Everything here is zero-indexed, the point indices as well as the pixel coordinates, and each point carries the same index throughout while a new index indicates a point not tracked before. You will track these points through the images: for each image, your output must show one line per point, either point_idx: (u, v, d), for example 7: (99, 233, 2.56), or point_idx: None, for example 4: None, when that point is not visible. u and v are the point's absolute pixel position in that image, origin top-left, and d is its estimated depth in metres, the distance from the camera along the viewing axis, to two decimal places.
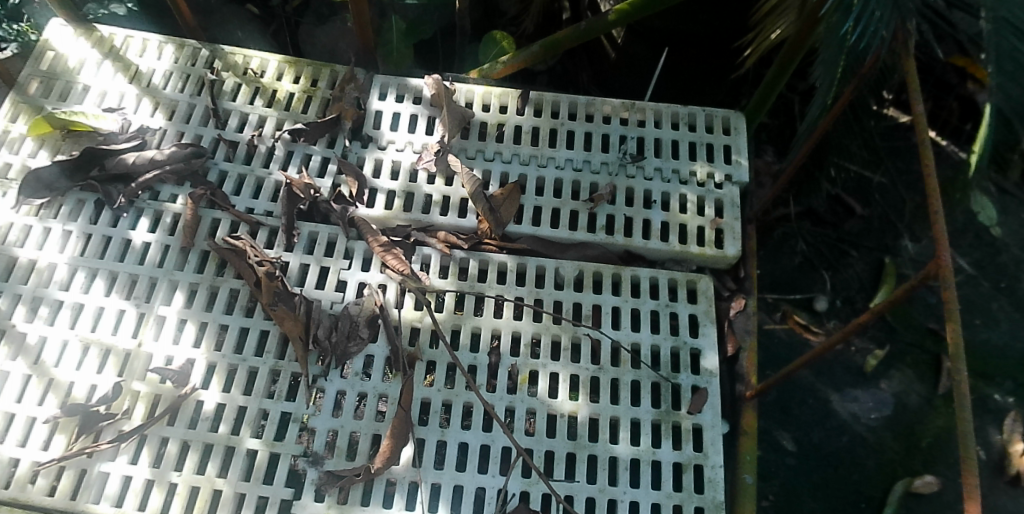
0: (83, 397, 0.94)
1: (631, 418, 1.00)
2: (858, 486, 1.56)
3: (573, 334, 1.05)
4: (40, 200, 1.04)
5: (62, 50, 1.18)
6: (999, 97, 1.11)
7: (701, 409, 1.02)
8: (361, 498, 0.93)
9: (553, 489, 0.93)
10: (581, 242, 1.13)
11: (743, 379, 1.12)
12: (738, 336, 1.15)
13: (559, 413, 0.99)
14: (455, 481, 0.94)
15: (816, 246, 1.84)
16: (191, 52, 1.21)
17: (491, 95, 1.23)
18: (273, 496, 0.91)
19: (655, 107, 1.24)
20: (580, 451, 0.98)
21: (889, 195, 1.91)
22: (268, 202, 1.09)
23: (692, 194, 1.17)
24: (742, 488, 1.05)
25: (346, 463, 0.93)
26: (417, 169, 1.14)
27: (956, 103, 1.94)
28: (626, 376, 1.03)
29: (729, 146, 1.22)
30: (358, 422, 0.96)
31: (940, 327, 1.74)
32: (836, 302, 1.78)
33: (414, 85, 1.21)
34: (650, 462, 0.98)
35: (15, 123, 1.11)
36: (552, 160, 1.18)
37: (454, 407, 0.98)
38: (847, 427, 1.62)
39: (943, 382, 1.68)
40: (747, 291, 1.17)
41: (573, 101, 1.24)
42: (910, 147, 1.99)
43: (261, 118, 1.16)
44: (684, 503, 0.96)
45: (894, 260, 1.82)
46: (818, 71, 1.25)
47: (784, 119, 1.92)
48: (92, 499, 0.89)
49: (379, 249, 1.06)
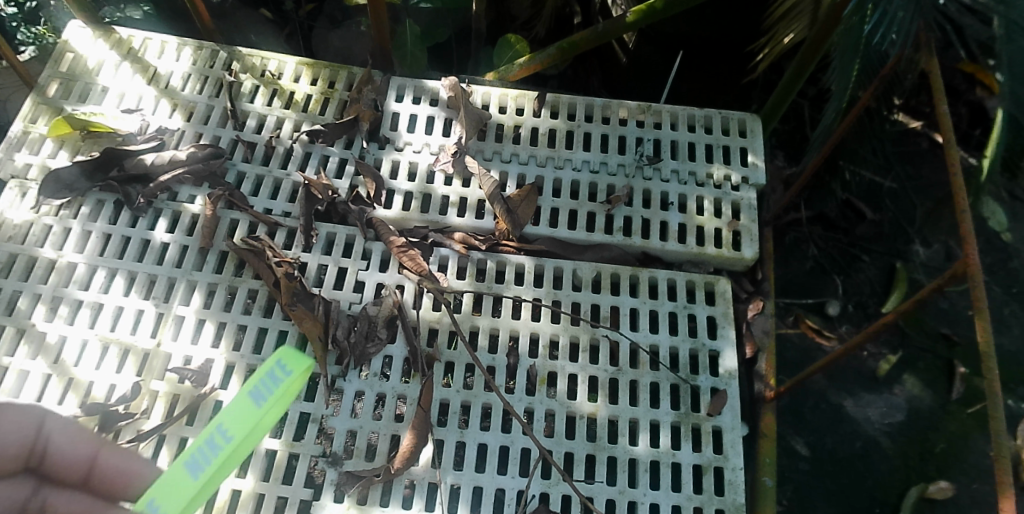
0: (102, 397, 0.94)
1: (650, 420, 1.00)
2: (873, 492, 1.55)
3: (592, 335, 1.05)
4: (59, 201, 1.05)
5: (82, 52, 1.18)
6: (1011, 102, 1.10)
7: (721, 411, 1.01)
8: (380, 498, 0.93)
9: (575, 489, 0.93)
10: (598, 243, 1.12)
11: (762, 379, 1.13)
12: (756, 339, 1.14)
13: (579, 414, 0.99)
14: (474, 482, 0.94)
15: (828, 251, 1.83)
16: (209, 54, 1.21)
17: (508, 97, 1.23)
18: (293, 496, 0.91)
19: (670, 109, 1.24)
20: (599, 453, 0.97)
21: (900, 200, 1.90)
22: (286, 203, 1.09)
23: (709, 197, 1.16)
24: (762, 490, 1.06)
25: (365, 464, 0.93)
26: (434, 171, 1.14)
27: (966, 109, 1.92)
28: (645, 377, 1.03)
29: (746, 148, 1.21)
30: (377, 423, 0.96)
31: (953, 333, 1.73)
32: (849, 307, 1.77)
33: (430, 87, 1.21)
34: (670, 464, 0.97)
35: (35, 123, 1.12)
36: (569, 162, 1.18)
37: (473, 408, 0.98)
38: (861, 432, 1.61)
39: (957, 387, 1.66)
40: (764, 293, 1.17)
41: (590, 103, 1.24)
42: (922, 152, 1.98)
43: (279, 119, 1.16)
44: (704, 505, 0.95)
45: (906, 266, 1.82)
46: (833, 75, 1.24)
47: (795, 124, 1.91)
48: None
49: (397, 249, 1.06)
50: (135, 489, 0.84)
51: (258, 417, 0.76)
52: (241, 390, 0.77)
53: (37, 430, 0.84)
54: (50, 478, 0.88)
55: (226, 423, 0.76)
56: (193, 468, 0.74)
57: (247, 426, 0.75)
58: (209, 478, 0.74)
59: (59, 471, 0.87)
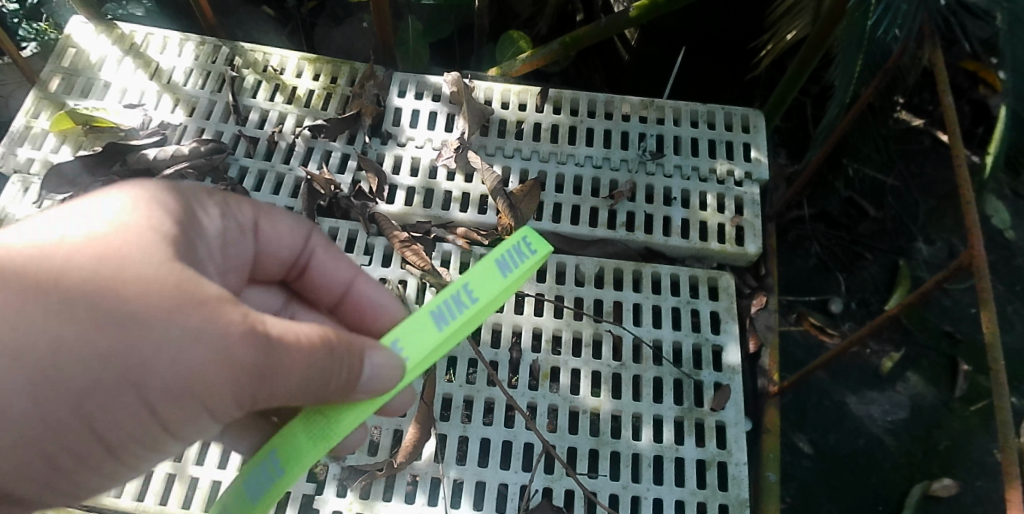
0: None
1: (653, 415, 1.00)
2: (875, 489, 1.55)
3: (595, 330, 1.04)
4: (62, 196, 1.05)
5: (84, 47, 1.18)
6: (1015, 98, 1.10)
7: (724, 406, 1.01)
8: (383, 493, 0.93)
9: (579, 484, 0.93)
10: (601, 238, 1.12)
11: (765, 374, 1.12)
12: (759, 334, 1.14)
13: (582, 409, 0.99)
14: (477, 477, 0.94)
15: (831, 248, 1.83)
16: (212, 49, 1.21)
17: (510, 92, 1.23)
18: (295, 490, 0.92)
19: (674, 105, 1.24)
20: (603, 448, 0.97)
21: (904, 198, 1.89)
22: (290, 198, 1.09)
23: (712, 192, 1.16)
24: (766, 486, 1.05)
25: (367, 458, 0.94)
26: (437, 166, 1.14)
27: (968, 107, 1.91)
28: (649, 372, 1.02)
29: (749, 144, 1.21)
30: (380, 418, 0.97)
31: (955, 330, 1.73)
32: (852, 304, 1.77)
33: (433, 83, 1.21)
34: (673, 458, 0.97)
35: (37, 118, 1.11)
36: (572, 157, 1.18)
37: (476, 403, 0.98)
38: (864, 429, 1.60)
39: (960, 384, 1.65)
40: (768, 288, 1.17)
41: (593, 99, 1.24)
42: (924, 150, 1.96)
43: (281, 114, 1.16)
44: (708, 500, 0.95)
45: (909, 263, 1.81)
46: (838, 70, 1.23)
47: (797, 122, 1.91)
48: (113, 493, 0.90)
49: (400, 245, 1.05)
50: (384, 321, 0.96)
51: (500, 287, 0.76)
52: (484, 258, 0.78)
53: (305, 241, 0.93)
54: (303, 292, 1.00)
55: (474, 285, 0.76)
56: (398, 343, 0.74)
57: (494, 291, 0.76)
58: (456, 330, 0.75)
59: (313, 291, 0.98)
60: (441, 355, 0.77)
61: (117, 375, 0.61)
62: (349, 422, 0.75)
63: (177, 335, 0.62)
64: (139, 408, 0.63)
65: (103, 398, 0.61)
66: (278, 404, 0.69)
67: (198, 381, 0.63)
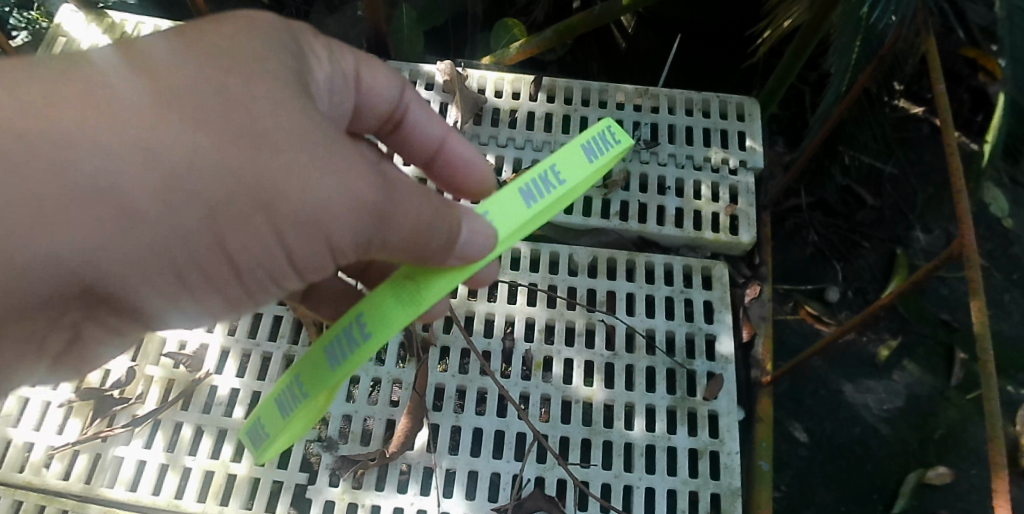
0: (97, 382, 0.94)
1: (646, 404, 1.00)
2: (870, 477, 1.56)
3: (588, 319, 1.04)
4: None
5: (73, 35, 1.17)
6: (1014, 86, 1.09)
7: (717, 396, 1.01)
8: (375, 483, 0.93)
9: (569, 473, 0.93)
10: (595, 228, 1.12)
11: (758, 365, 1.12)
12: (752, 323, 1.14)
13: (575, 399, 0.99)
14: (470, 466, 0.94)
15: (828, 237, 1.82)
16: None
17: (504, 81, 1.22)
18: (288, 480, 0.92)
19: (668, 93, 1.23)
20: (595, 437, 0.97)
21: (902, 186, 1.87)
22: None
23: (706, 182, 1.16)
24: (758, 474, 1.06)
25: (361, 448, 0.94)
26: None
27: (967, 95, 1.89)
28: (641, 362, 1.02)
29: (744, 132, 1.21)
30: (372, 407, 0.96)
31: (952, 319, 1.71)
32: (848, 293, 1.77)
33: (426, 71, 1.21)
34: (666, 447, 0.97)
35: None
36: (566, 146, 1.17)
37: (468, 392, 0.98)
38: (860, 417, 1.61)
39: (956, 372, 1.65)
40: (762, 277, 1.16)
41: (586, 87, 1.23)
42: (923, 137, 1.95)
43: None
44: (700, 489, 0.96)
45: (906, 252, 1.81)
46: (834, 55, 1.24)
47: (795, 110, 1.90)
48: (106, 483, 0.89)
49: None
50: (476, 177, 0.98)
51: (588, 172, 0.72)
52: (572, 141, 0.73)
53: (401, 92, 0.89)
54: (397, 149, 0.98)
55: (561, 166, 0.71)
56: (487, 214, 0.68)
57: (580, 175, 0.71)
58: (545, 210, 0.69)
59: (407, 148, 0.97)
60: (528, 235, 0.71)
61: (249, 197, 0.60)
62: (432, 298, 0.68)
63: (314, 158, 0.62)
64: (267, 231, 0.61)
65: (231, 214, 0.60)
66: (385, 259, 0.68)
67: (332, 214, 0.63)
